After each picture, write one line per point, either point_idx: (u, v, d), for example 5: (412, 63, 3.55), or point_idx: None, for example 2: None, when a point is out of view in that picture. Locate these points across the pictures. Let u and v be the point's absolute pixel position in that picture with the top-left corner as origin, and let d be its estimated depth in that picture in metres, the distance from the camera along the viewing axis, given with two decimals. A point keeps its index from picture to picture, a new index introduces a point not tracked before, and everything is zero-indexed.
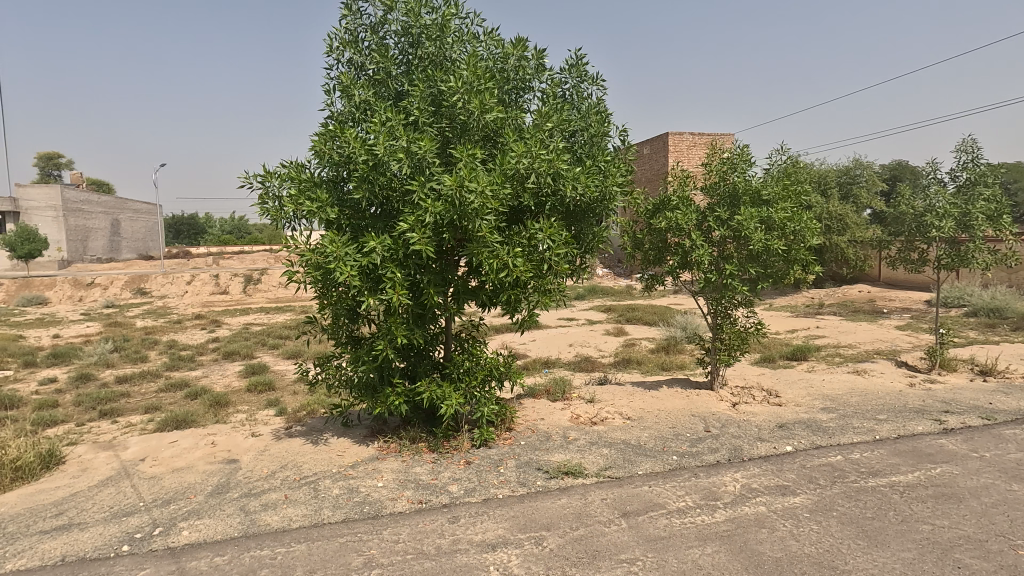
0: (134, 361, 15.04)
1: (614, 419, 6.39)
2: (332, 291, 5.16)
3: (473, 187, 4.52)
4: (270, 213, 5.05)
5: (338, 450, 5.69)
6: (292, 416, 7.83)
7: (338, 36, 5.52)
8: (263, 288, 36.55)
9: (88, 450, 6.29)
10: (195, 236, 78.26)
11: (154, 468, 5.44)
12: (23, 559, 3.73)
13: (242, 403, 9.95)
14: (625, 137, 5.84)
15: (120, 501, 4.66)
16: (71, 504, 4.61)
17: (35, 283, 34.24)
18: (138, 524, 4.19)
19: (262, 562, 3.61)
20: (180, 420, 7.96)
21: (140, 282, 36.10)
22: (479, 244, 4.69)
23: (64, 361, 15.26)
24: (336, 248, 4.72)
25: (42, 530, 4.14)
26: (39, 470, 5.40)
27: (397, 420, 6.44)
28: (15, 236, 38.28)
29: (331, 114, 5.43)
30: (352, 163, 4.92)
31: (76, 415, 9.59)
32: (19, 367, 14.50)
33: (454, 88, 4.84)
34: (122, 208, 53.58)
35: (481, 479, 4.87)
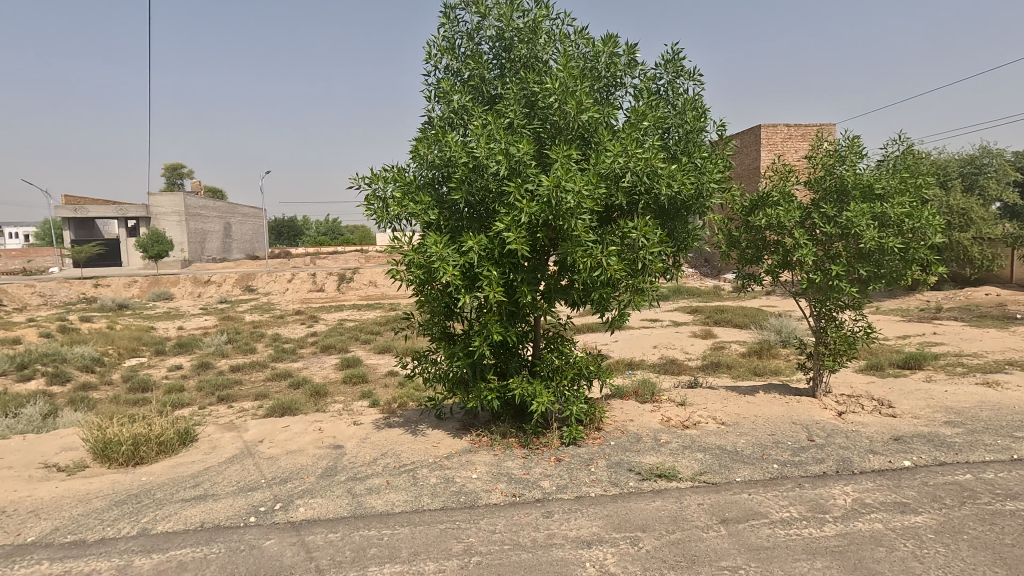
0: (245, 352, 16.53)
1: (706, 423, 6.20)
2: (431, 289, 5.42)
3: (570, 187, 4.55)
4: (375, 216, 5.37)
5: (433, 441, 5.96)
6: (387, 407, 8.28)
7: (436, 44, 5.76)
8: (356, 286, 38.75)
9: (216, 429, 7.03)
10: (294, 237, 84.57)
11: (271, 450, 5.95)
12: (170, 522, 4.24)
13: (339, 394, 10.65)
14: (722, 132, 5.64)
15: (244, 477, 5.15)
16: (204, 477, 5.16)
17: (163, 280, 38.48)
18: (262, 498, 4.63)
19: (371, 542, 3.87)
20: (288, 407, 8.65)
21: (249, 279, 39.53)
22: (573, 243, 4.73)
23: (187, 350, 17.07)
24: (437, 247, 4.95)
25: (183, 498, 4.69)
26: (177, 445, 6.10)
27: (487, 415, 6.62)
28: (147, 238, 43.21)
29: (430, 119, 5.68)
30: (452, 166, 5.12)
31: (199, 399, 10.72)
32: (153, 355, 16.44)
33: (550, 89, 4.90)
34: (233, 213, 58.89)
35: (572, 476, 4.91)
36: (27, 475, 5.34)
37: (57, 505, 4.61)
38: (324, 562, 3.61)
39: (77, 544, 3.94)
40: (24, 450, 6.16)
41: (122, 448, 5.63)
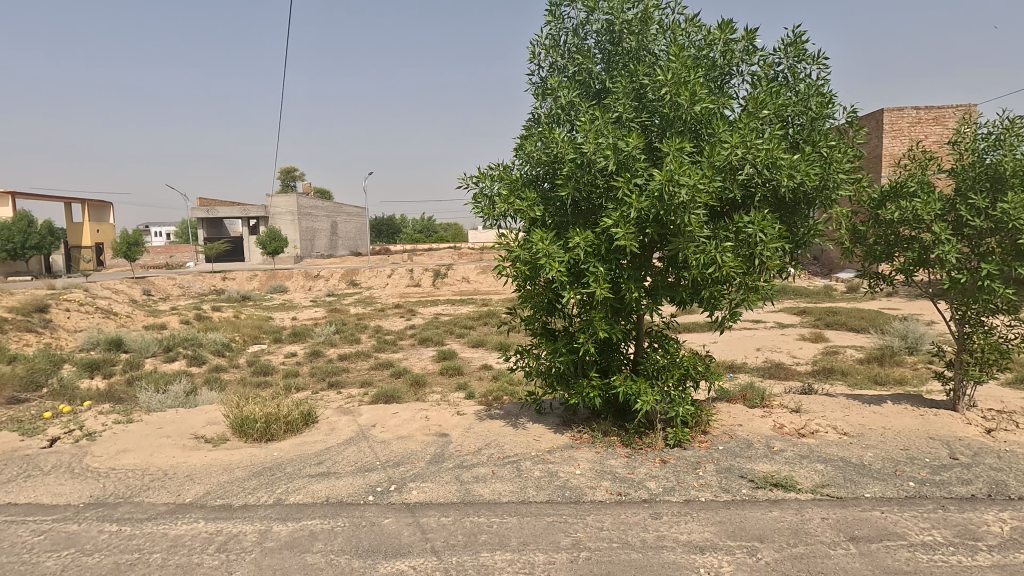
0: (351, 342, 17.69)
1: (827, 433, 5.75)
2: (535, 284, 5.48)
3: (683, 180, 4.41)
4: (482, 213, 5.52)
5: (535, 434, 6.03)
6: (485, 400, 8.49)
7: (541, 42, 5.81)
8: (449, 281, 40.08)
9: (333, 412, 7.59)
10: (392, 235, 89.25)
11: (383, 434, 6.33)
12: (301, 494, 4.65)
13: (437, 385, 11.09)
14: (850, 118, 5.20)
15: (361, 458, 5.52)
16: (326, 456, 5.60)
17: (279, 274, 42.11)
18: (379, 479, 4.95)
19: (482, 528, 4.00)
20: (392, 395, 9.14)
21: (352, 274, 42.22)
22: (685, 239, 4.58)
23: (301, 339, 18.57)
24: (543, 243, 4.98)
25: (310, 473, 5.12)
26: (301, 425, 6.66)
27: (587, 412, 6.59)
28: (266, 235, 47.54)
29: (535, 116, 5.73)
30: (559, 163, 5.14)
31: (313, 383, 11.63)
32: (272, 342, 18.07)
33: (662, 81, 4.77)
34: (339, 212, 63.19)
35: (680, 479, 4.76)
36: (181, 444, 6.08)
37: (206, 472, 5.21)
38: (439, 544, 3.79)
39: (225, 507, 4.43)
40: (177, 422, 7.02)
41: (257, 425, 6.25)
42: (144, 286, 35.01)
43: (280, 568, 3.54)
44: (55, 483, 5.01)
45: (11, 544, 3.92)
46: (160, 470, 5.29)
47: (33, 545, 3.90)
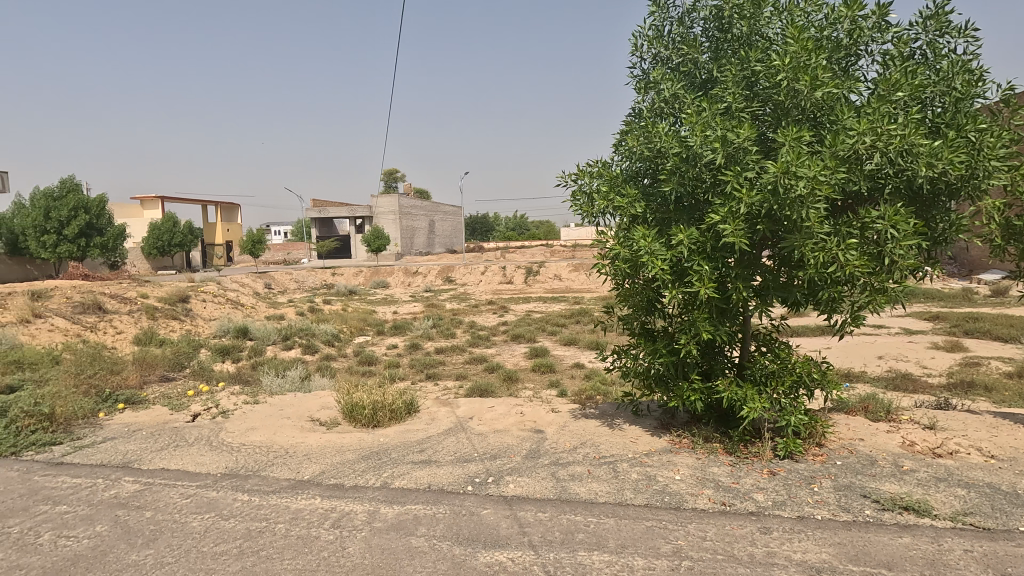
0: (447, 336, 18.33)
1: (968, 455, 5.10)
2: (634, 283, 5.36)
3: (802, 172, 4.10)
4: (581, 211, 5.48)
5: (631, 436, 5.90)
6: (579, 398, 8.45)
7: (644, 34, 5.65)
8: (541, 279, 40.31)
9: (432, 403, 7.91)
10: (486, 233, 91.29)
11: (480, 427, 6.49)
12: (405, 480, 4.90)
13: (530, 381, 11.19)
14: (1006, 97, 4.56)
15: (459, 448, 5.71)
16: (427, 444, 5.85)
17: (381, 271, 44.61)
18: (477, 470, 5.09)
19: (578, 527, 3.98)
20: (486, 389, 9.35)
21: (448, 271, 43.77)
22: (803, 236, 4.25)
23: (401, 332, 19.55)
24: (645, 241, 4.85)
25: (412, 460, 5.38)
26: (404, 413, 7.01)
27: (686, 416, 6.34)
28: (370, 234, 50.65)
29: (636, 111, 5.59)
30: (662, 158, 4.97)
31: (413, 375, 12.20)
32: (375, 334, 19.18)
33: (778, 66, 4.46)
34: (436, 211, 65.80)
35: (791, 494, 4.44)
36: (299, 426, 6.63)
37: (322, 452, 5.64)
38: (536, 539, 3.82)
39: (338, 487, 4.78)
40: (295, 405, 7.66)
41: (365, 411, 6.67)
42: (266, 279, 38.59)
43: (387, 548, 3.75)
44: (197, 454, 5.66)
45: (164, 504, 4.49)
46: (283, 448, 5.81)
47: (182, 507, 4.43)
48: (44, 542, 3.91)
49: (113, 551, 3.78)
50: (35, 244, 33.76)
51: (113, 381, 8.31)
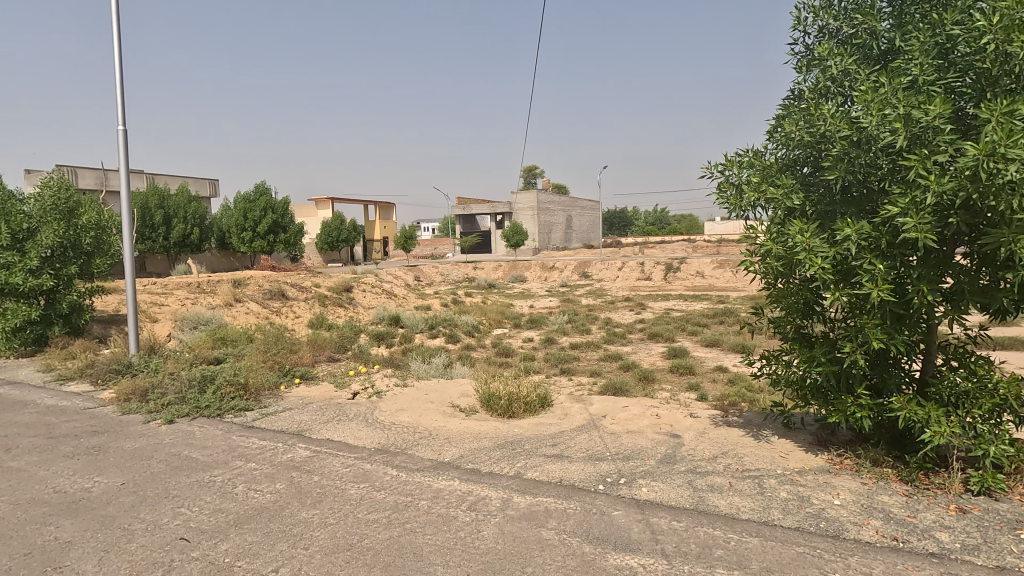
0: (582, 332, 18.31)
1: None
2: (790, 282, 4.87)
3: (1015, 152, 3.39)
4: (728, 204, 5.13)
5: (781, 451, 5.39)
6: (720, 404, 7.93)
7: (808, 5, 5.09)
8: (682, 276, 38.48)
9: (565, 398, 7.96)
10: (624, 228, 89.43)
11: (613, 426, 6.39)
12: (537, 472, 5.00)
13: (667, 382, 10.75)
14: None
15: (592, 446, 5.68)
16: (560, 439, 5.91)
17: (520, 265, 45.92)
18: (609, 470, 5.02)
19: (717, 542, 3.74)
20: (620, 388, 9.17)
21: (584, 267, 43.70)
22: (1013, 230, 3.52)
23: (537, 326, 19.95)
24: (803, 236, 4.38)
25: (545, 453, 5.47)
26: (538, 407, 7.15)
27: (848, 434, 5.63)
28: (510, 229, 52.52)
29: (797, 92, 5.06)
30: (827, 143, 4.44)
31: (547, 369, 12.40)
32: (512, 327, 19.81)
33: (984, 27, 3.74)
34: (574, 206, 66.05)
35: (988, 538, 3.72)
36: (441, 410, 7.09)
37: (461, 438, 5.98)
38: (670, 548, 3.66)
39: (475, 472, 5.02)
40: (438, 390, 8.21)
41: (501, 401, 6.92)
42: (416, 272, 41.83)
43: (519, 536, 3.86)
44: (355, 429, 6.33)
45: (329, 471, 5.09)
46: (427, 430, 6.26)
47: (342, 475, 4.99)
48: (239, 491, 4.66)
49: (289, 506, 4.39)
50: (237, 240, 40.26)
51: (292, 358, 9.62)
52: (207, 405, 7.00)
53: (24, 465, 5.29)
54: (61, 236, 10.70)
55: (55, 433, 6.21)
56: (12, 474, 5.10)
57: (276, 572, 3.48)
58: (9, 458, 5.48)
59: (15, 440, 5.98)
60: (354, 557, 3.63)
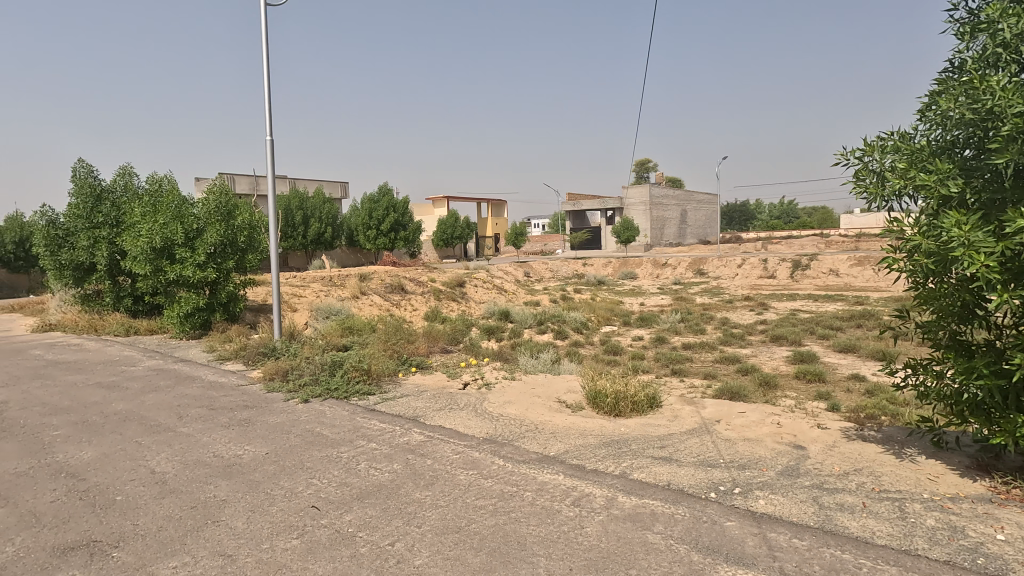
0: (696, 332, 17.47)
1: None
2: (944, 282, 4.27)
3: None
4: (867, 193, 4.63)
5: (929, 473, 4.75)
6: (854, 416, 7.16)
7: None
8: (812, 274, 35.22)
9: (676, 400, 7.65)
10: (746, 222, 84.18)
11: (728, 432, 6.04)
12: (644, 473, 4.88)
13: (791, 389, 9.93)
14: None
15: (704, 451, 5.41)
16: (669, 442, 5.71)
17: (630, 262, 44.86)
18: (722, 477, 4.76)
19: (845, 566, 3.40)
20: (736, 392, 8.62)
21: (700, 263, 41.64)
22: None
23: (647, 324, 19.37)
24: (961, 229, 3.82)
25: (652, 455, 5.32)
26: (647, 407, 6.95)
27: (1019, 460, 4.82)
28: (621, 225, 51.53)
29: (958, 64, 4.42)
30: (994, 120, 3.83)
31: (657, 369, 12.01)
32: (621, 325, 19.43)
33: None
34: (689, 200, 63.12)
35: None
36: (547, 405, 7.16)
37: (566, 433, 6.00)
38: (788, 567, 3.40)
39: (580, 468, 5.02)
40: (545, 385, 8.30)
41: (608, 399, 6.83)
42: (526, 268, 42.50)
43: (624, 537, 3.80)
44: (466, 418, 6.60)
45: (440, 456, 5.37)
46: (533, 423, 6.36)
47: (452, 461, 5.23)
48: (361, 468, 5.08)
49: (405, 486, 4.69)
50: (363, 238, 43.66)
51: (409, 348, 10.26)
52: (336, 388, 7.69)
53: (192, 431, 6.20)
54: (222, 235, 12.33)
55: (216, 405, 7.19)
56: (183, 437, 6.00)
57: (391, 545, 3.74)
58: (182, 424, 6.44)
59: (186, 409, 7.02)
60: (462, 540, 3.80)
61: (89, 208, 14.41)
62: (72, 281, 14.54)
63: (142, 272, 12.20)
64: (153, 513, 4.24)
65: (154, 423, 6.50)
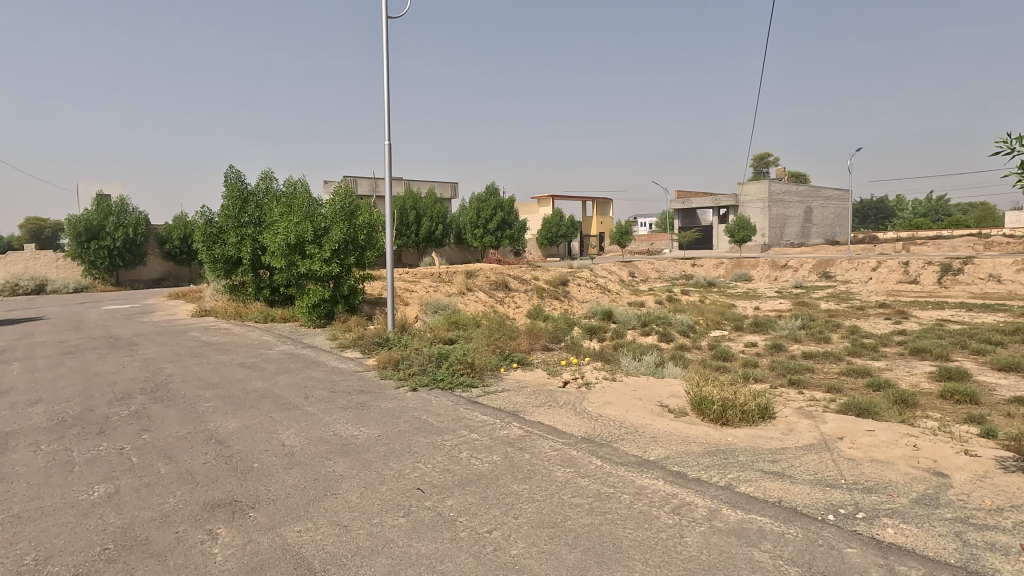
0: (819, 340, 16.04)
1: None
2: None
3: None
4: None
5: None
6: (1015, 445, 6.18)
7: None
8: (965, 279, 30.85)
9: (792, 412, 7.10)
10: (884, 221, 75.71)
11: (852, 451, 5.50)
12: (751, 487, 4.60)
13: (933, 408, 8.80)
14: None
15: (822, 469, 4.99)
16: (781, 456, 5.32)
17: (745, 263, 42.21)
18: (842, 500, 4.35)
19: None
20: (865, 408, 7.78)
21: (827, 266, 38.16)
22: None
23: (762, 330, 18.12)
24: None
25: (762, 469, 4.99)
26: (758, 417, 6.51)
27: None
28: (736, 224, 48.66)
29: None
30: None
31: (772, 378, 11.22)
32: (733, 330, 18.36)
33: None
34: (815, 197, 58.05)
35: None
36: (649, 408, 6.97)
37: (668, 438, 5.81)
38: None
39: (681, 475, 4.84)
40: (647, 388, 8.08)
41: (714, 407, 6.52)
42: (631, 268, 41.56)
43: (727, 551, 3.62)
44: (564, 415, 6.64)
45: (538, 451, 5.45)
46: (633, 426, 6.23)
47: (550, 457, 5.29)
48: (463, 457, 5.30)
49: (503, 477, 4.82)
50: (471, 237, 45.24)
51: (511, 345, 10.50)
52: (441, 379, 8.08)
53: (316, 410, 6.84)
54: (345, 233, 13.40)
55: (336, 389, 7.86)
56: (309, 416, 6.63)
57: (489, 533, 3.88)
58: (307, 403, 7.13)
59: (311, 390, 7.76)
60: (557, 535, 3.84)
61: (237, 209, 16.36)
62: (223, 273, 16.59)
63: (279, 266, 13.61)
64: (282, 481, 4.75)
65: (285, 401, 7.26)
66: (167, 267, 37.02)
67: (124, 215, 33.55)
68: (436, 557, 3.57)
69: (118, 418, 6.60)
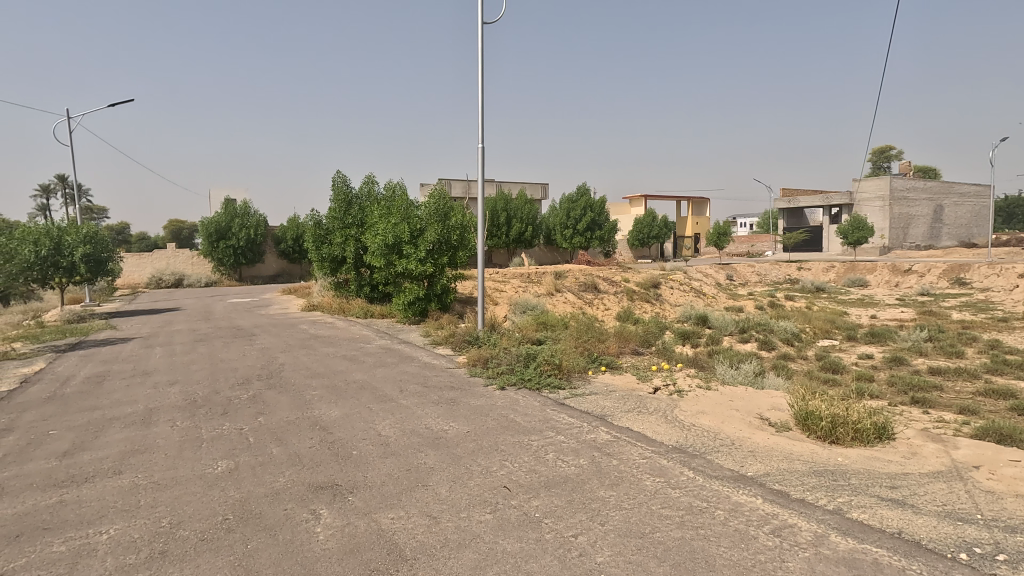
0: (949, 354, 14.29)
1: None
2: None
3: None
4: None
5: None
6: None
7: None
8: None
9: (916, 434, 6.36)
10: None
11: (991, 483, 4.82)
12: (866, 514, 4.18)
13: None
14: None
15: (953, 501, 4.42)
16: (902, 482, 4.79)
17: (859, 267, 38.60)
18: (978, 537, 3.83)
19: None
20: (1008, 434, 6.80)
21: (960, 271, 33.95)
22: None
23: (880, 340, 16.47)
24: None
25: (879, 495, 4.52)
26: (875, 438, 5.90)
27: None
28: (850, 224, 44.64)
29: None
30: None
31: (890, 394, 10.14)
32: (844, 339, 16.84)
33: None
34: (948, 194, 51.87)
35: None
36: (747, 420, 6.57)
37: (768, 454, 5.44)
38: None
39: (783, 495, 4.51)
40: (745, 399, 7.62)
41: (821, 423, 6.02)
42: (729, 271, 39.49)
43: None
44: (655, 423, 6.43)
45: (626, 458, 5.32)
46: (729, 438, 5.90)
47: (639, 465, 5.14)
48: (550, 458, 5.30)
49: (590, 482, 4.76)
50: (560, 237, 45.25)
51: (600, 347, 10.35)
52: (529, 379, 8.14)
53: (409, 404, 7.13)
54: (439, 233, 13.89)
55: (428, 384, 8.16)
56: (403, 408, 6.93)
57: (574, 537, 3.84)
58: (402, 397, 7.45)
59: (406, 384, 8.12)
60: (645, 546, 3.72)
61: (343, 211, 17.53)
62: (329, 271, 17.86)
63: (378, 264, 14.39)
64: (378, 470, 5.01)
65: (381, 393, 7.66)
66: (282, 264, 40.48)
67: (248, 216, 37.16)
68: (521, 556, 3.59)
69: (239, 401, 7.31)
